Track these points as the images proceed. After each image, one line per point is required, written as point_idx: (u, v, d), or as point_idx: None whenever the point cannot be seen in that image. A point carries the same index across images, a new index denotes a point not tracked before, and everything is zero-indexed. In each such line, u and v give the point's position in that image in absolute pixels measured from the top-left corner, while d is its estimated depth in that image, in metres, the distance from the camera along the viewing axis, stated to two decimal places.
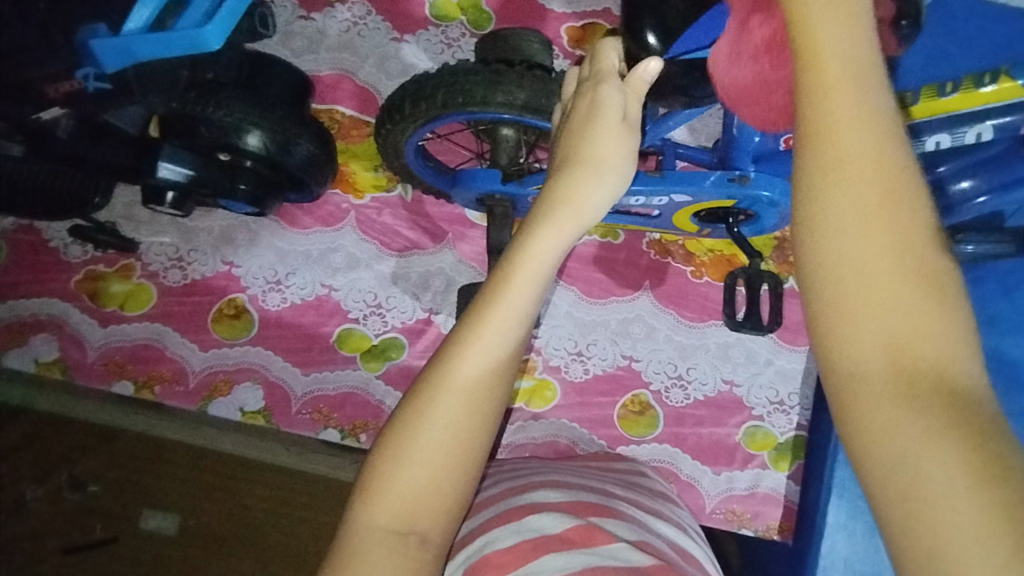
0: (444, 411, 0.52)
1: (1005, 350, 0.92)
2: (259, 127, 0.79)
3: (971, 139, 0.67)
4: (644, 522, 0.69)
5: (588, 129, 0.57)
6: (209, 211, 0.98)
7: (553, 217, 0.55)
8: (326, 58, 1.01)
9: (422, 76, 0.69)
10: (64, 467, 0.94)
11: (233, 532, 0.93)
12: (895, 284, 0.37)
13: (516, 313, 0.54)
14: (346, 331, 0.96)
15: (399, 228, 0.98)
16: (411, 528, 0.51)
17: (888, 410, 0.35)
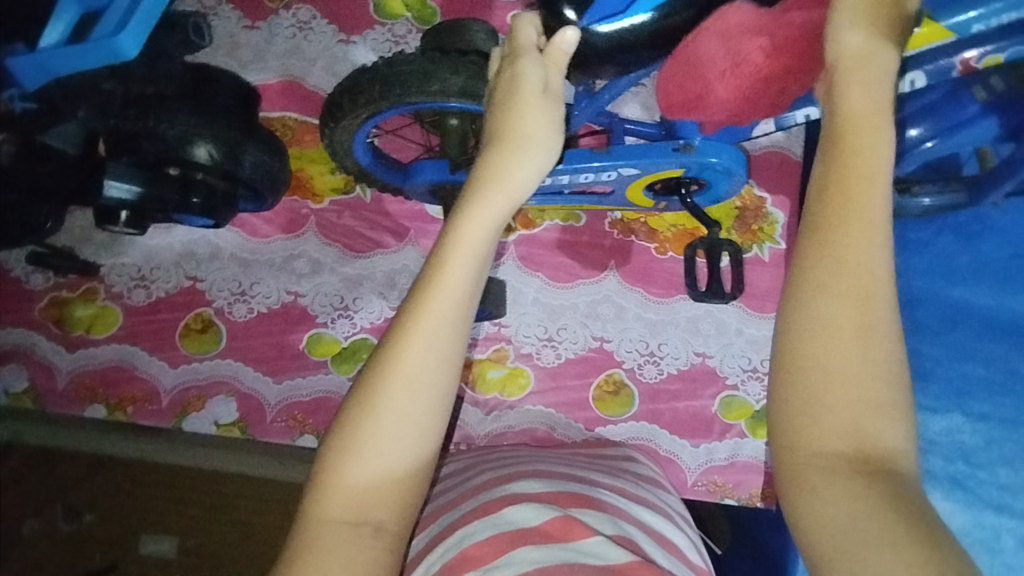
0: (391, 397, 0.52)
1: (969, 299, 0.93)
2: (207, 138, 0.79)
3: (908, 87, 0.64)
4: (622, 509, 0.68)
5: (513, 103, 0.57)
6: (168, 228, 0.98)
7: (482, 194, 0.55)
8: (274, 66, 1.01)
9: (359, 71, 0.69)
10: (55, 501, 0.93)
11: (229, 549, 0.94)
12: (858, 377, 0.43)
13: (455, 293, 0.53)
14: (315, 335, 0.96)
15: (361, 229, 0.98)
16: (365, 519, 0.50)
17: (853, 344, 0.43)
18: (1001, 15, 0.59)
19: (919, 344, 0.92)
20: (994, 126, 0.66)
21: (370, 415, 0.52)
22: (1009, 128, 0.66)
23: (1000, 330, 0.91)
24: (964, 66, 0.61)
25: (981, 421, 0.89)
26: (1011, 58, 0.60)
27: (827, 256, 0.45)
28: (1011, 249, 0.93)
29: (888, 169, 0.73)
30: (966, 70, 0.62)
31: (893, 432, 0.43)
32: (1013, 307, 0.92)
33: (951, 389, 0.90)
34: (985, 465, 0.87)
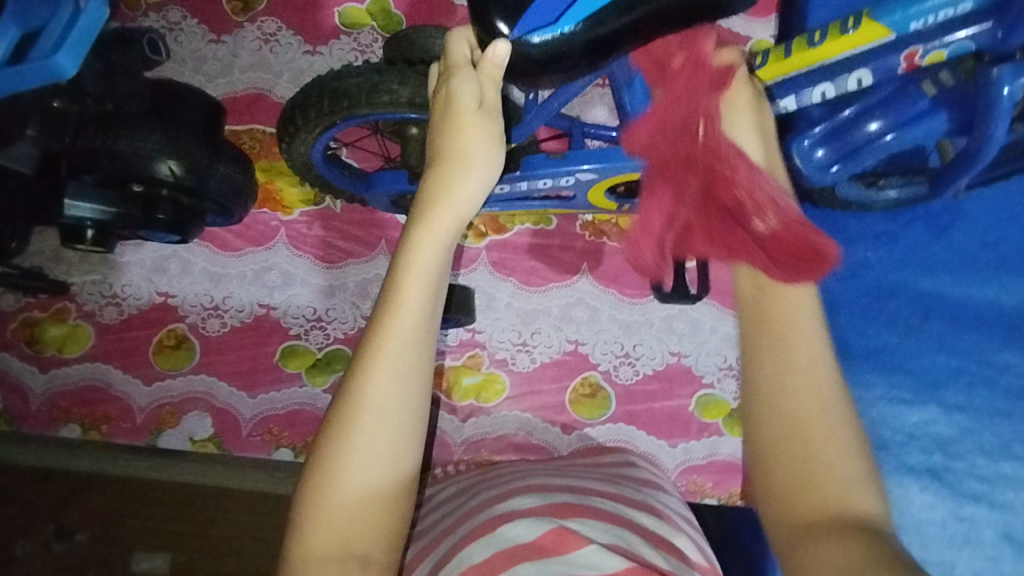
0: (361, 429, 0.52)
1: (941, 290, 0.93)
2: (172, 155, 0.79)
3: (854, 85, 0.65)
4: (618, 515, 0.67)
5: (451, 122, 0.58)
6: (139, 245, 0.98)
7: (430, 217, 0.56)
8: (240, 79, 1.01)
9: (310, 84, 0.69)
10: (49, 520, 0.90)
11: (227, 564, 0.89)
12: (821, 441, 0.50)
13: (414, 317, 0.54)
14: (288, 348, 0.95)
15: (332, 239, 0.98)
16: (351, 551, 0.51)
17: (806, 408, 0.51)
18: (939, 12, 0.58)
19: (891, 337, 0.92)
20: (943, 121, 0.67)
21: (341, 449, 0.52)
22: (959, 122, 0.66)
23: (972, 320, 0.91)
24: (909, 62, 0.62)
25: (957, 412, 0.89)
26: (954, 53, 0.60)
27: (777, 348, 0.53)
28: (981, 238, 0.93)
29: (841, 169, 0.72)
30: (911, 67, 0.63)
31: (863, 487, 0.49)
32: (983, 297, 0.92)
33: (924, 381, 0.91)
34: (959, 455, 0.88)
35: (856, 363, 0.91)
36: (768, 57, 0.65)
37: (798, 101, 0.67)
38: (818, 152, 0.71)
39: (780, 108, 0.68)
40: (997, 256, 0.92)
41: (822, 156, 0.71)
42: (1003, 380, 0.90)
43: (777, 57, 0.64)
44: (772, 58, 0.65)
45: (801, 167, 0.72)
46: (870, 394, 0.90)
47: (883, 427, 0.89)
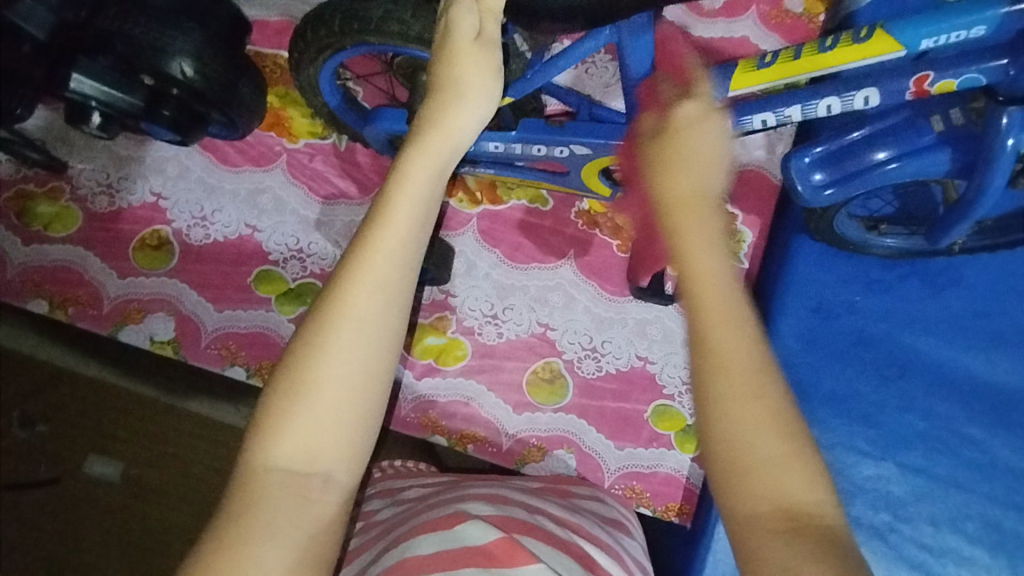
0: (335, 338, 0.51)
1: (925, 350, 0.90)
2: (188, 54, 0.80)
3: (860, 104, 0.64)
4: (568, 542, 0.66)
5: (450, 59, 0.57)
6: (143, 142, 0.99)
7: (418, 139, 0.55)
8: (276, 4, 1.02)
9: (328, 3, 0.71)
10: (15, 406, 0.97)
11: (176, 487, 0.95)
12: (735, 340, 0.45)
13: (398, 233, 0.52)
14: (264, 271, 0.96)
15: (329, 175, 0.99)
16: (313, 468, 0.51)
17: (750, 413, 0.44)
18: (950, 35, 0.58)
19: (863, 386, 0.90)
20: (945, 159, 0.65)
21: (309, 365, 0.51)
22: (960, 164, 0.65)
23: (948, 385, 0.89)
24: (917, 87, 0.62)
25: (914, 474, 0.87)
26: (964, 85, 0.60)
27: (709, 363, 0.45)
28: (975, 306, 0.90)
29: (835, 194, 0.70)
30: (920, 94, 0.62)
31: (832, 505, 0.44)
32: (965, 365, 0.89)
33: (888, 438, 0.88)
34: (908, 519, 0.86)
35: (820, 405, 0.90)
36: (777, 57, 0.64)
37: (803, 113, 0.66)
38: (816, 174, 0.69)
39: (785, 117, 0.67)
40: (989, 326, 0.90)
41: (820, 178, 0.69)
42: (969, 453, 0.87)
43: (786, 57, 0.63)
44: (781, 58, 0.63)
45: (794, 180, 0.70)
46: (828, 437, 0.89)
47: (837, 475, 0.88)
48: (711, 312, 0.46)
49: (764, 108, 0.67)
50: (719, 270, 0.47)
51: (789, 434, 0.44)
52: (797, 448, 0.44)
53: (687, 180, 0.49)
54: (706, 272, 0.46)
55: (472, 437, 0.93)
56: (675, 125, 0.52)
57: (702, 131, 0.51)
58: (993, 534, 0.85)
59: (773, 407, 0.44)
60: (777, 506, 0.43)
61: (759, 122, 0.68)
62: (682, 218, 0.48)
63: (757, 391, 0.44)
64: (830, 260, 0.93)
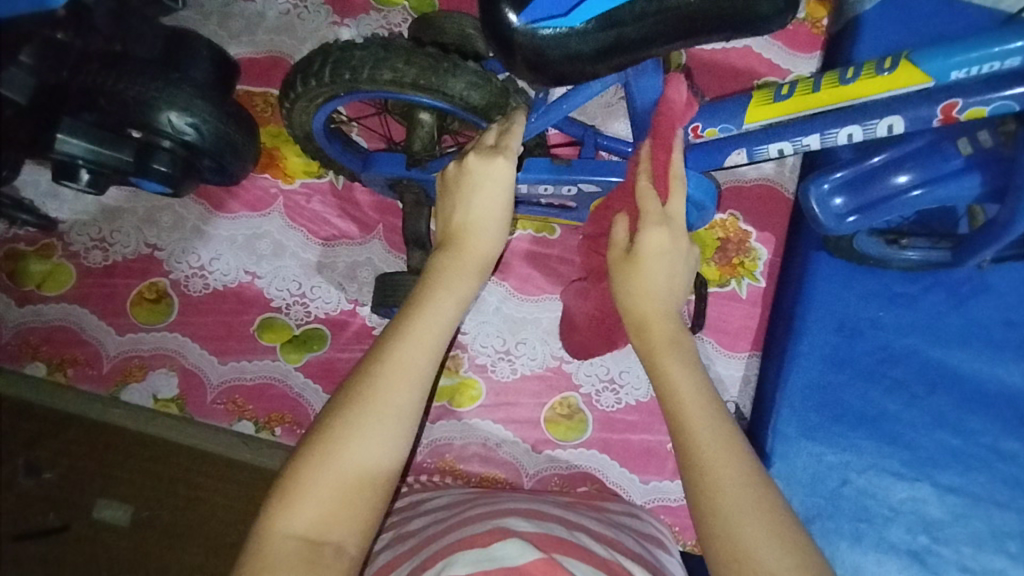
0: (373, 418, 0.55)
1: (954, 364, 0.87)
2: (174, 105, 0.77)
3: (884, 131, 0.64)
4: (610, 561, 0.62)
5: (477, 180, 0.66)
6: (134, 192, 0.96)
7: (458, 259, 0.64)
8: (262, 41, 0.99)
9: (315, 51, 0.68)
10: (20, 455, 0.94)
11: (188, 526, 0.93)
12: (719, 440, 0.54)
13: (439, 327, 0.60)
14: (266, 319, 0.93)
15: (328, 215, 0.96)
16: (327, 537, 0.52)
17: (749, 512, 0.51)
18: (980, 65, 0.57)
19: (893, 405, 0.87)
20: (975, 184, 0.64)
21: (340, 441, 0.54)
22: (989, 189, 0.64)
23: (979, 400, 0.86)
24: (945, 114, 0.62)
25: (950, 494, 0.84)
26: (994, 113, 0.60)
27: (703, 472, 0.53)
28: (1003, 315, 0.88)
29: (859, 220, 0.70)
30: (947, 121, 0.62)
31: None
32: (996, 377, 0.86)
33: (921, 457, 0.85)
34: (949, 542, 0.83)
35: (848, 427, 0.87)
36: (794, 88, 0.64)
37: (823, 141, 0.66)
38: (837, 199, 0.68)
39: (804, 145, 0.67)
40: (1018, 335, 0.87)
41: (841, 204, 0.69)
42: (1005, 468, 0.84)
43: (804, 90, 0.64)
44: (799, 90, 0.64)
45: (817, 210, 0.69)
46: (859, 460, 0.86)
47: (868, 498, 0.85)
48: (695, 420, 0.55)
49: (782, 138, 0.67)
50: (696, 385, 0.57)
51: (800, 570, 0.49)
52: (811, 574, 0.49)
53: (657, 297, 0.61)
54: (693, 406, 0.55)
55: (492, 479, 0.90)
56: (638, 259, 0.61)
57: (663, 259, 0.61)
58: None
59: (764, 516, 0.51)
60: None
61: (775, 151, 0.68)
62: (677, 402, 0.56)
63: (758, 516, 0.51)
64: (849, 275, 0.91)
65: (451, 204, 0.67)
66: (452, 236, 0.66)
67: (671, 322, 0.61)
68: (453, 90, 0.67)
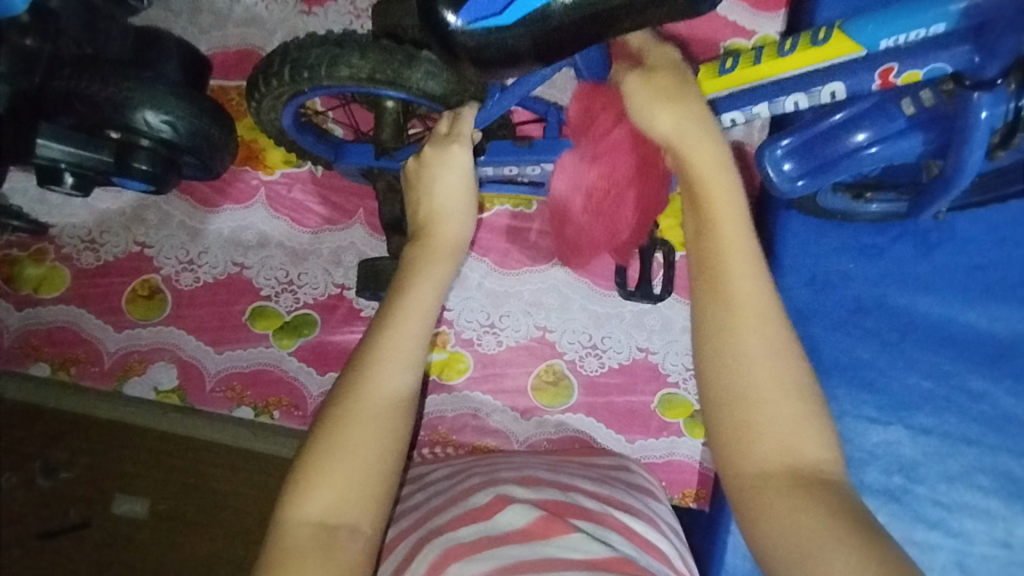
0: (370, 404, 0.59)
1: (923, 311, 0.90)
2: (147, 103, 0.79)
3: (827, 98, 0.67)
4: (607, 517, 0.68)
5: (436, 173, 0.69)
6: (120, 193, 0.98)
7: (431, 247, 0.68)
8: (233, 34, 1.00)
9: (276, 52, 0.73)
10: (37, 455, 0.98)
11: (202, 515, 0.97)
12: (741, 259, 0.58)
13: (423, 309, 0.64)
14: (257, 308, 0.96)
15: (310, 203, 0.98)
16: (340, 520, 0.55)
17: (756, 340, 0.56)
18: (911, 32, 0.61)
19: (865, 351, 0.90)
20: (919, 142, 0.68)
21: (343, 432, 0.57)
22: (935, 145, 0.68)
23: (951, 343, 0.89)
24: (884, 79, 0.64)
25: (923, 435, 0.88)
26: (930, 75, 0.62)
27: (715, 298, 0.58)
28: (971, 260, 0.90)
29: (805, 184, 0.74)
30: (886, 85, 0.65)
31: (819, 437, 0.54)
32: (966, 320, 0.89)
33: (894, 402, 0.89)
34: (922, 480, 0.87)
35: (824, 376, 0.90)
36: (737, 62, 0.67)
37: (771, 109, 0.69)
38: (787, 164, 0.72)
39: (754, 114, 0.70)
40: (987, 279, 0.89)
41: (790, 168, 0.72)
42: (976, 407, 0.87)
43: (746, 62, 0.67)
44: (741, 63, 0.67)
45: (772, 173, 0.73)
46: (835, 408, 0.89)
47: (846, 443, 0.88)
48: (727, 243, 0.59)
49: (733, 107, 0.69)
50: (735, 215, 0.60)
51: (797, 397, 0.54)
52: (798, 399, 0.54)
53: (690, 131, 0.62)
54: (727, 235, 0.59)
55: (484, 448, 0.93)
56: (666, 98, 0.63)
57: (698, 100, 0.64)
58: (1008, 484, 0.85)
59: (768, 338, 0.56)
60: (784, 460, 0.53)
61: (729, 120, 0.71)
62: (723, 275, 0.58)
63: (778, 375, 0.55)
64: (817, 231, 0.93)
65: (417, 200, 0.71)
66: (421, 228, 0.70)
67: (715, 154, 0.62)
68: (410, 81, 0.70)
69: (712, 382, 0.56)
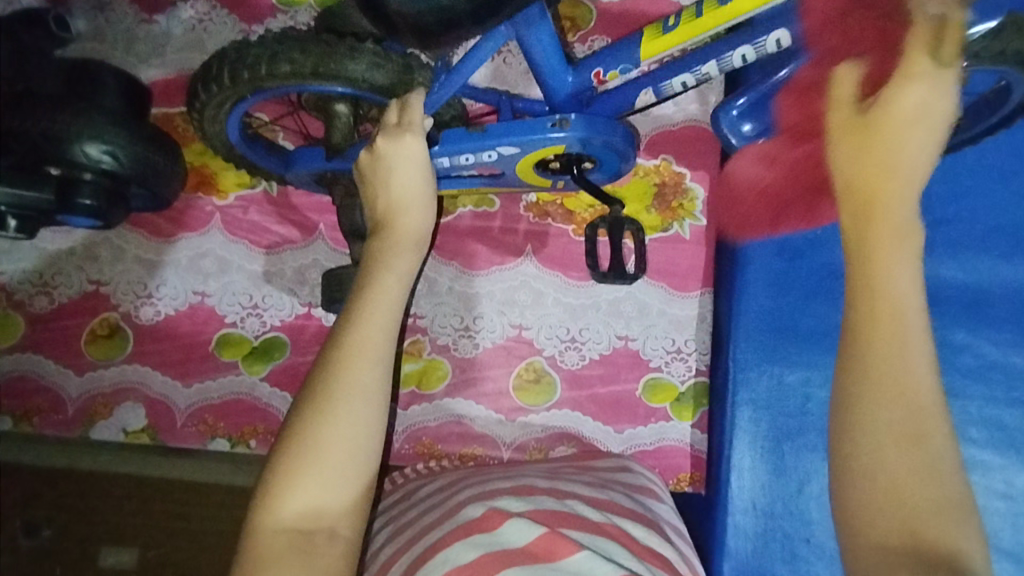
0: (342, 399, 0.55)
1: None
2: (88, 134, 0.77)
3: (773, 46, 0.69)
4: (603, 524, 0.66)
5: (390, 161, 0.68)
6: (68, 232, 0.95)
7: (392, 240, 0.66)
8: (173, 60, 0.98)
9: (214, 57, 0.71)
10: (16, 514, 0.91)
11: (191, 562, 0.90)
12: (877, 319, 0.47)
13: (389, 299, 0.61)
14: (224, 335, 0.93)
15: (268, 224, 0.95)
16: (316, 524, 0.52)
17: (893, 420, 0.45)
18: None
19: None
20: None
21: (315, 430, 0.54)
22: None
23: (925, 298, 0.89)
24: (826, 22, 0.63)
25: None
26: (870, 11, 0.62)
27: (856, 361, 0.47)
28: (936, 214, 0.90)
29: None
30: (828, 28, 0.64)
31: (964, 529, 0.44)
32: (939, 273, 0.89)
33: None
34: None
35: None
36: (680, 17, 0.69)
37: (720, 66, 0.71)
38: None
39: (704, 73, 0.72)
40: (953, 231, 0.90)
41: None
42: (957, 359, 0.87)
43: (689, 18, 0.68)
44: (684, 19, 0.68)
45: None
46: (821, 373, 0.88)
47: None
48: (885, 299, 0.47)
49: (683, 68, 0.72)
50: (906, 279, 0.48)
51: (931, 483, 0.44)
52: (935, 484, 0.45)
53: (853, 173, 0.50)
54: (906, 296, 0.48)
55: (471, 455, 0.91)
56: (880, 119, 0.50)
57: (916, 126, 0.49)
58: (998, 434, 0.85)
59: (914, 416, 0.45)
60: (905, 538, 0.43)
61: (680, 84, 0.73)
62: (870, 323, 0.47)
63: (916, 456, 0.45)
64: None
65: (374, 189, 0.69)
66: (380, 218, 0.68)
67: (906, 205, 0.49)
68: (354, 73, 0.68)
69: (839, 445, 0.47)
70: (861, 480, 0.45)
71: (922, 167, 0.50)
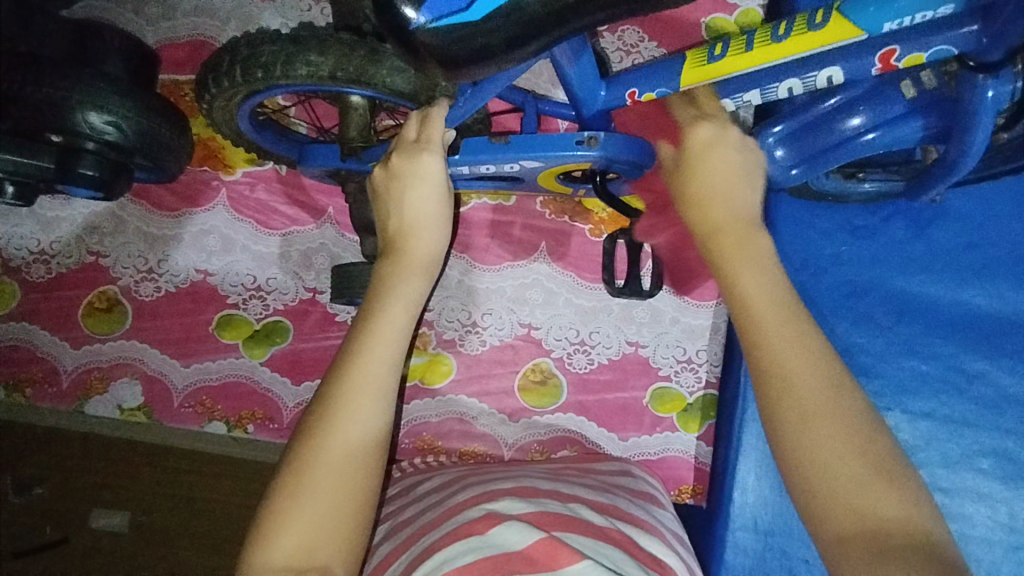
0: (342, 437, 0.54)
1: (918, 291, 0.88)
2: (90, 103, 0.73)
3: (824, 83, 0.64)
4: (607, 530, 0.63)
5: (407, 180, 0.65)
6: (68, 200, 0.92)
7: (402, 266, 0.63)
8: (183, 24, 0.93)
9: (225, 48, 0.67)
10: (7, 473, 0.91)
11: (182, 529, 0.90)
12: (770, 300, 0.54)
13: (395, 330, 0.59)
14: (225, 317, 0.90)
15: (275, 203, 0.92)
16: (311, 562, 0.50)
17: (813, 386, 0.50)
18: (916, 14, 0.55)
19: (862, 337, 0.87)
20: (920, 126, 0.65)
21: (312, 468, 0.52)
22: (936, 130, 0.65)
23: (945, 325, 0.87)
24: (884, 62, 0.60)
25: (922, 419, 0.85)
26: (934, 58, 0.58)
27: (758, 346, 0.52)
28: (965, 238, 0.88)
29: (800, 172, 0.71)
30: (887, 69, 0.61)
31: (894, 496, 0.47)
32: (962, 300, 0.87)
33: (892, 386, 0.86)
34: (923, 465, 0.85)
35: None
36: (727, 47, 0.64)
37: (763, 96, 0.66)
38: (780, 150, 0.69)
39: (744, 102, 0.67)
40: (980, 258, 0.87)
41: (784, 155, 0.69)
42: (973, 388, 0.85)
43: (737, 49, 0.63)
44: (732, 49, 0.63)
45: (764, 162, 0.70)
46: None
47: None
48: (752, 281, 0.55)
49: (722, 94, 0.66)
50: (763, 267, 0.56)
51: (865, 446, 0.48)
52: (861, 449, 0.48)
53: (707, 186, 0.61)
54: (756, 282, 0.55)
55: (472, 453, 0.90)
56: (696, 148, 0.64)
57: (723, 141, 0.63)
58: (1008, 466, 0.84)
59: (823, 380, 0.50)
60: (858, 518, 0.47)
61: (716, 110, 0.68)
62: (759, 315, 0.53)
63: (839, 421, 0.49)
64: (807, 215, 0.89)
65: (387, 209, 0.66)
66: (392, 241, 0.65)
67: (742, 215, 0.59)
68: (376, 78, 0.65)
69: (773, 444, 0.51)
70: (804, 460, 0.49)
71: (739, 173, 0.62)
